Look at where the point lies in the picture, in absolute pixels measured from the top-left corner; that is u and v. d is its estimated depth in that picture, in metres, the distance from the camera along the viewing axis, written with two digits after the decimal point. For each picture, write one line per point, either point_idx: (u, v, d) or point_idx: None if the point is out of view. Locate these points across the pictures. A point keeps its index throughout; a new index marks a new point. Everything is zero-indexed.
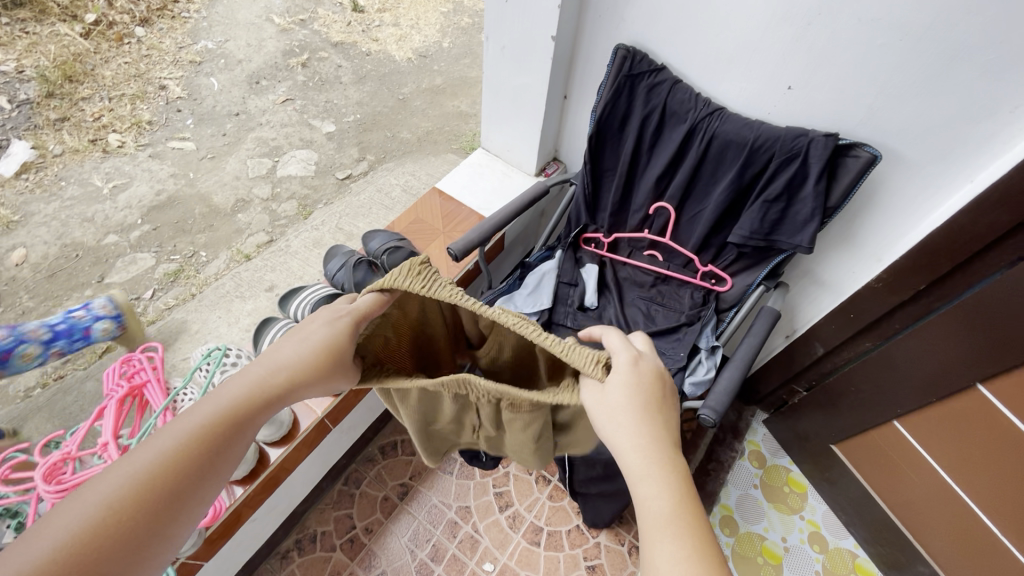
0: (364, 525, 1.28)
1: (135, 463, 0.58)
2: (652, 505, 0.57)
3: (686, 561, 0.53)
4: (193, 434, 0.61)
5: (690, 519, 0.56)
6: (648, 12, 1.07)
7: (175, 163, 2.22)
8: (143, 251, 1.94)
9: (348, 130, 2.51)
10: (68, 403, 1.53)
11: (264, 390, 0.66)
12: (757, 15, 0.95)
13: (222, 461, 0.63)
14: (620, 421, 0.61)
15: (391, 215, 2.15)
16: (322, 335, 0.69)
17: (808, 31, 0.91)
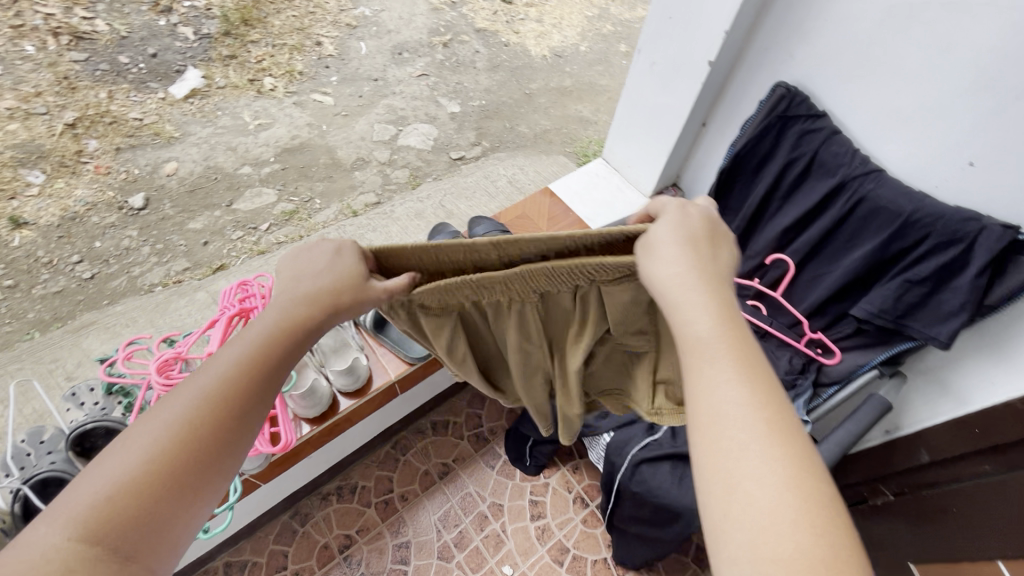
0: (401, 492, 1.31)
1: (147, 431, 0.59)
2: (723, 395, 0.57)
3: (767, 464, 0.53)
4: (201, 397, 0.61)
5: (769, 418, 0.56)
6: (824, 54, 1.00)
7: (313, 114, 2.41)
8: (269, 187, 2.13)
9: (470, 114, 2.58)
10: (181, 307, 1.69)
11: (277, 337, 0.67)
12: (954, 78, 0.85)
13: (271, 384, 0.66)
14: (682, 306, 0.63)
15: (492, 204, 2.19)
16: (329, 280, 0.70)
17: (1013, 107, 0.80)
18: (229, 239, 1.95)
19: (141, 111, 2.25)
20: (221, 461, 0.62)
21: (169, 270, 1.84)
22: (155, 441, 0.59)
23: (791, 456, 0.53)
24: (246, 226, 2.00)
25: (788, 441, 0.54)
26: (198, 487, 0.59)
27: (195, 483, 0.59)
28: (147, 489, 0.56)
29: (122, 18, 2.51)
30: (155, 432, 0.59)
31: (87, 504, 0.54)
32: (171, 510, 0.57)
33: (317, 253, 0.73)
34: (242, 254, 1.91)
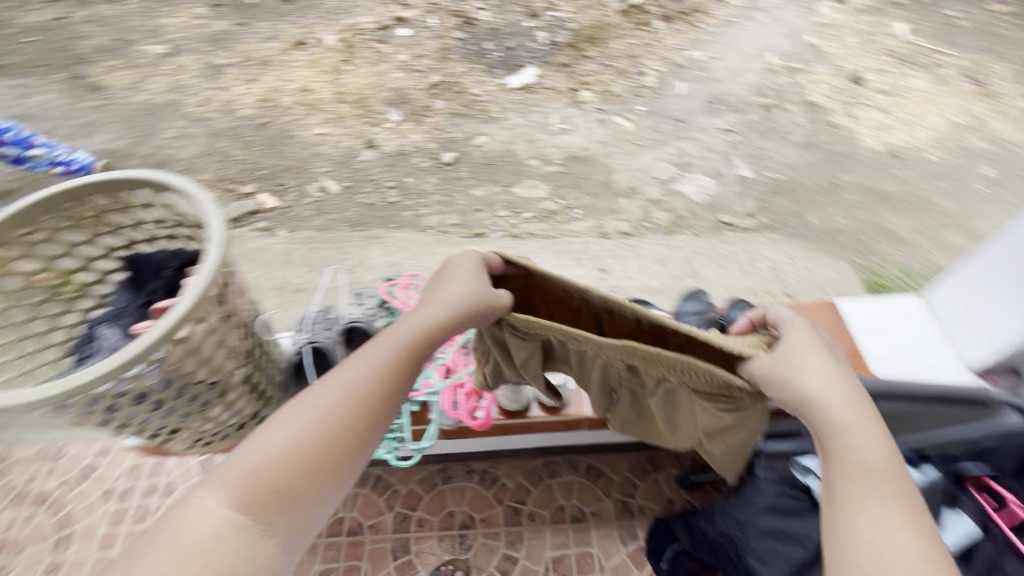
0: (530, 510, 1.29)
1: (295, 420, 0.67)
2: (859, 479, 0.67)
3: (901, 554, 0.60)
4: (343, 399, 0.70)
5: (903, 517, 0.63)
6: None
7: (609, 134, 2.54)
8: (545, 184, 2.33)
9: (760, 184, 2.39)
10: (439, 254, 1.98)
11: (403, 349, 0.77)
12: None
13: (390, 394, 0.74)
14: (826, 398, 0.74)
15: (742, 282, 2.00)
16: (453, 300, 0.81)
17: None
18: (495, 214, 2.20)
19: (481, 90, 2.68)
20: (347, 460, 0.68)
21: (443, 220, 2.16)
22: (301, 432, 0.66)
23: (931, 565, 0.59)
24: (512, 209, 2.22)
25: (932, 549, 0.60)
26: (326, 481, 0.66)
27: (324, 475, 0.66)
28: (290, 473, 0.64)
29: (502, 14, 3.03)
30: (301, 424, 0.67)
31: (246, 476, 0.62)
32: (302, 495, 0.64)
33: (445, 283, 0.85)
34: (499, 231, 2.13)
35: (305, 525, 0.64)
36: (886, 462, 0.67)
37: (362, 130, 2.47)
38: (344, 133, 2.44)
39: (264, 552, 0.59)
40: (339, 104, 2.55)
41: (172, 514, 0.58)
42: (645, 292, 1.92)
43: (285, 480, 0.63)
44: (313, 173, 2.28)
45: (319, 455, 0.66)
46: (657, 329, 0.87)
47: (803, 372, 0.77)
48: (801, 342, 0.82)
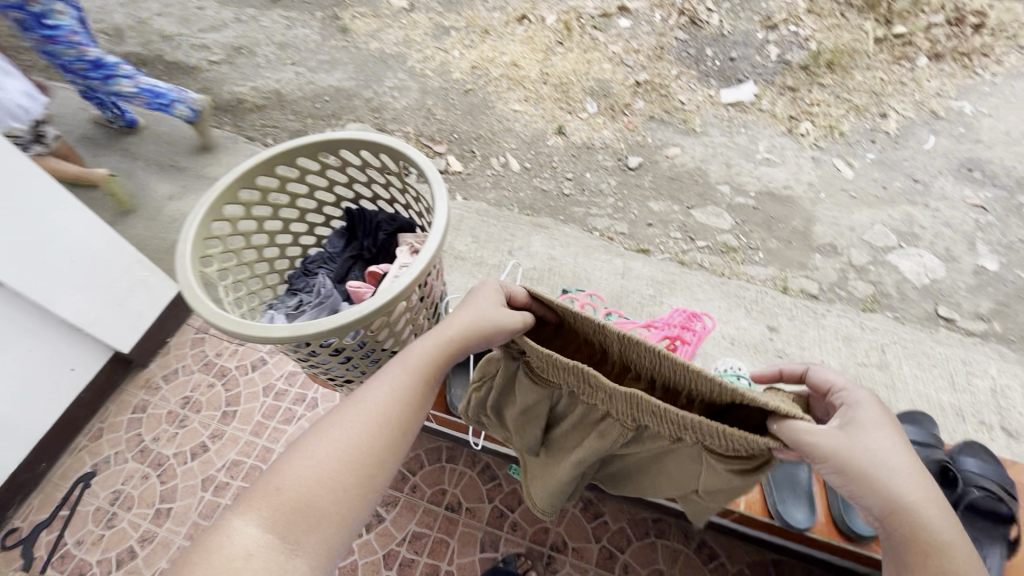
0: (627, 562, 1.22)
1: (322, 440, 0.67)
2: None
3: None
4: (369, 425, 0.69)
5: None
6: None
7: (821, 177, 2.22)
8: (730, 214, 2.12)
9: (1006, 283, 1.92)
10: (599, 261, 1.92)
11: (427, 371, 0.74)
12: None
13: (416, 411, 0.73)
14: (910, 486, 0.60)
15: (948, 395, 1.64)
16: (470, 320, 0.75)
17: None
18: (667, 234, 2.06)
19: (688, 98, 2.50)
20: (372, 481, 0.68)
21: (611, 226, 2.08)
22: (326, 457, 0.66)
23: None
24: (687, 233, 2.07)
25: None
26: (356, 502, 0.66)
27: (354, 495, 0.66)
28: (316, 494, 0.64)
29: (734, 19, 2.78)
30: (329, 448, 0.67)
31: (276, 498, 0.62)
32: (331, 516, 0.64)
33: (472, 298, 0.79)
34: (666, 253, 2.00)
35: (334, 546, 0.64)
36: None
37: (556, 115, 2.46)
38: (538, 114, 2.45)
39: (291, 573, 0.59)
40: (541, 84, 2.56)
41: (206, 534, 0.59)
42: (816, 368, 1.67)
43: (311, 504, 0.63)
44: (500, 147, 2.34)
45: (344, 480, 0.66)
46: (671, 386, 0.74)
47: (871, 447, 0.61)
48: (876, 420, 0.64)
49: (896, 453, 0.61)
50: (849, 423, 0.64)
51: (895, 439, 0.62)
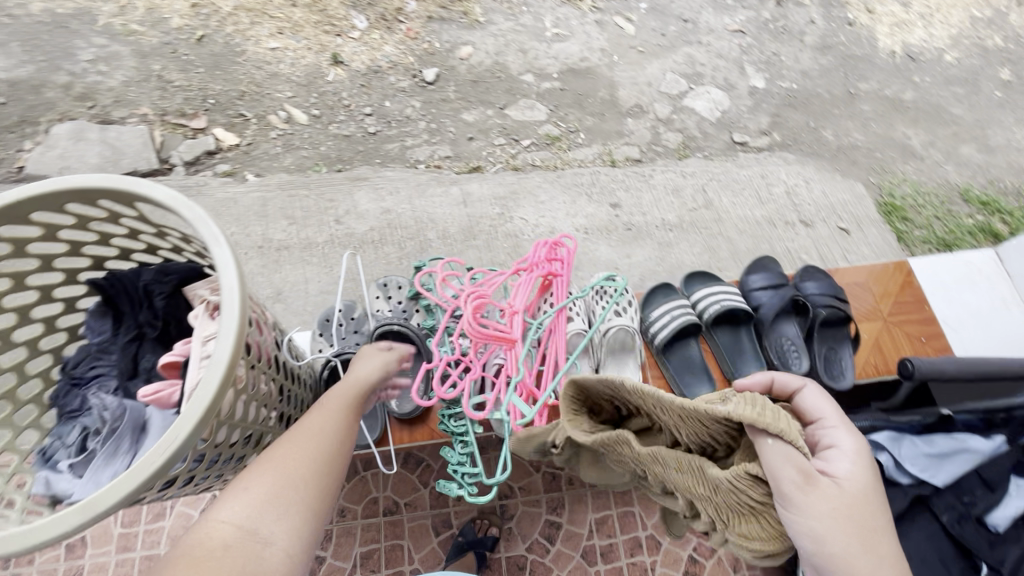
0: (570, 474, 1.27)
1: (286, 446, 0.60)
2: None
3: None
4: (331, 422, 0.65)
5: None
6: None
7: (610, 39, 2.24)
8: (542, 103, 2.07)
9: (773, 96, 2.21)
10: (435, 195, 1.78)
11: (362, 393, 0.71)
12: None
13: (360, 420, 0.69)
14: (850, 547, 0.55)
15: (758, 209, 1.90)
16: (379, 362, 0.74)
17: None
18: (491, 142, 1.96)
19: None
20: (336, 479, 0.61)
21: (434, 153, 1.92)
22: (291, 448, 0.60)
23: None
24: (509, 136, 1.99)
25: None
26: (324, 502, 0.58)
27: (319, 494, 0.58)
28: (287, 491, 0.56)
29: None
30: (292, 448, 0.60)
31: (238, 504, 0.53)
32: (304, 515, 0.56)
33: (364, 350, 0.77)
34: (498, 164, 1.91)
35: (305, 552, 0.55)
36: None
37: (325, 41, 2.08)
38: (303, 46, 2.06)
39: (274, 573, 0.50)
40: (291, 8, 2.12)
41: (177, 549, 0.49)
42: (659, 227, 1.81)
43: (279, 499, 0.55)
44: (274, 99, 1.95)
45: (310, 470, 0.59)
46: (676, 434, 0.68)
47: (824, 510, 0.55)
48: (846, 481, 0.58)
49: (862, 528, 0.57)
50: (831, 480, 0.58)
51: (868, 513, 0.57)
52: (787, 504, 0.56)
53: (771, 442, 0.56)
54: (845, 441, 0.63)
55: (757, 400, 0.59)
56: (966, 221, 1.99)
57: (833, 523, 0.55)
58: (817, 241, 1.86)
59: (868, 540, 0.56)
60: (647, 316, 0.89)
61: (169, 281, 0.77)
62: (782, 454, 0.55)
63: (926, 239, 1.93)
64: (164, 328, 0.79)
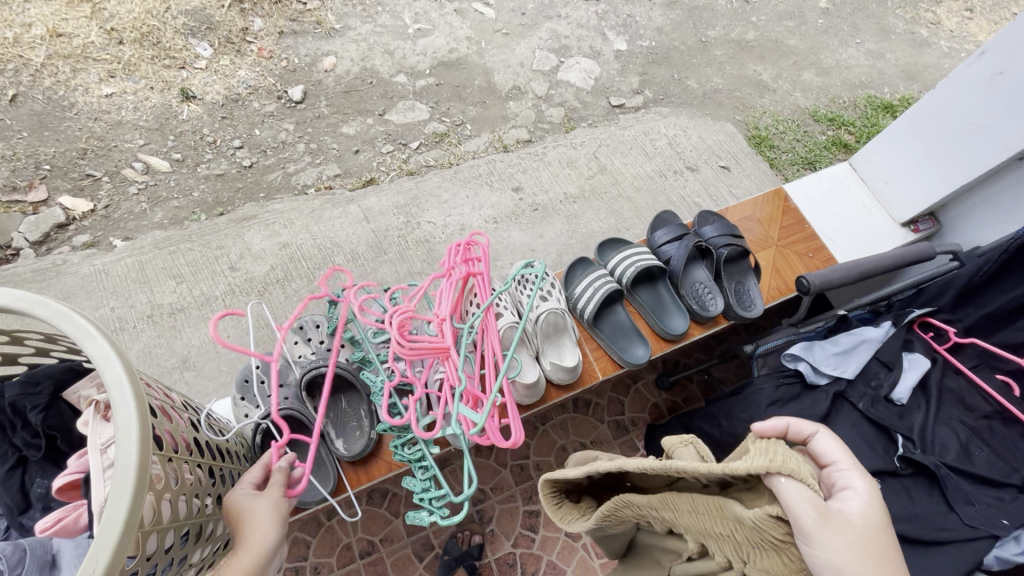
0: (536, 461, 1.29)
1: None
2: None
3: None
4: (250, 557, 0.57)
5: None
6: None
7: (473, 27, 2.24)
8: (422, 102, 2.03)
9: (637, 55, 2.32)
10: (334, 216, 1.70)
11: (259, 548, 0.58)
12: None
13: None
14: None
15: (649, 165, 2.01)
16: (265, 505, 0.62)
17: None
18: (379, 151, 1.89)
19: None
20: None
21: (321, 174, 1.82)
22: None
23: None
24: (396, 141, 1.93)
25: None
26: None
27: None
28: None
29: None
30: None
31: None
32: None
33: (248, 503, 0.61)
34: (391, 171, 1.85)
35: None
36: None
37: (168, 77, 1.89)
38: (143, 86, 1.86)
39: None
40: (118, 46, 1.89)
41: None
42: (563, 201, 1.86)
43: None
44: (124, 151, 1.75)
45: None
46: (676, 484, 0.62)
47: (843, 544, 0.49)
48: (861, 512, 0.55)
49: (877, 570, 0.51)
50: (841, 512, 0.53)
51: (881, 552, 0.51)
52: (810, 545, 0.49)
53: (785, 481, 0.50)
54: (858, 483, 0.58)
55: (779, 446, 0.55)
56: (821, 138, 2.22)
57: (857, 558, 0.49)
58: (705, 183, 2.00)
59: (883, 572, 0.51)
60: (571, 293, 0.91)
61: (42, 390, 0.68)
62: (798, 491, 0.49)
63: (794, 161, 2.14)
64: (50, 443, 0.70)
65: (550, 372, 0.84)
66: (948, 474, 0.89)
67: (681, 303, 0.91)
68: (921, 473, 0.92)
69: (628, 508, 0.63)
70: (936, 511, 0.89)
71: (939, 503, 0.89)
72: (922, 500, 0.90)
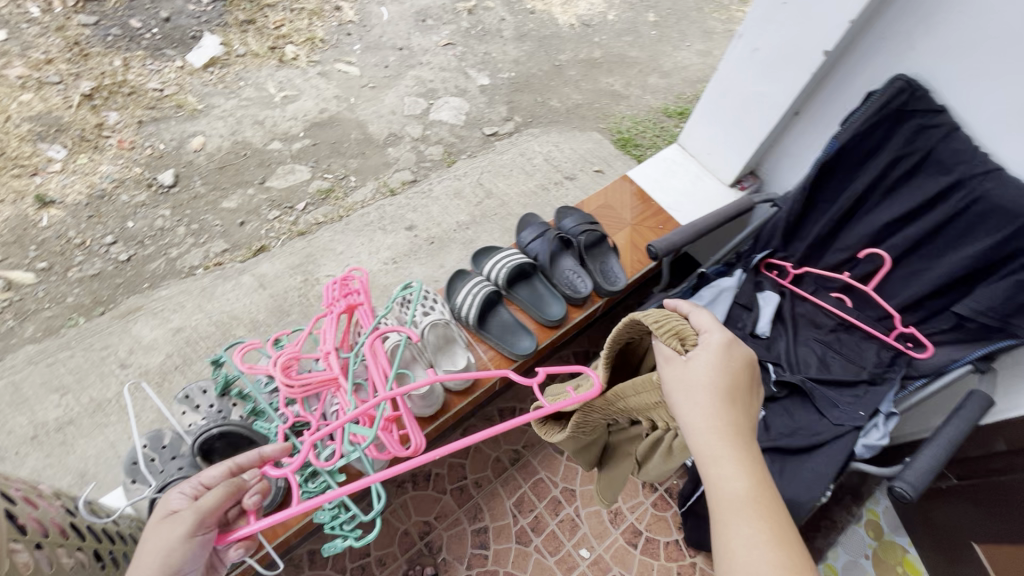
0: (474, 479, 1.30)
1: None
2: (726, 487, 0.63)
3: (761, 543, 0.59)
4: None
5: (768, 509, 0.61)
6: (961, 41, 0.83)
7: (340, 86, 2.32)
8: (301, 163, 2.06)
9: (501, 87, 2.50)
10: (227, 290, 1.67)
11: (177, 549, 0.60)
12: None
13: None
14: (694, 406, 0.67)
15: (530, 182, 2.15)
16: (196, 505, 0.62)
17: None
18: (266, 219, 1.89)
19: (160, 81, 2.16)
20: None
21: (208, 251, 1.78)
22: None
23: (778, 540, 0.59)
24: (282, 205, 1.93)
25: (777, 525, 0.60)
26: None
27: None
28: None
29: None
30: None
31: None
32: None
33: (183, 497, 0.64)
34: (282, 235, 1.85)
35: None
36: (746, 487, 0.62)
37: (19, 187, 1.80)
38: None
39: None
40: None
41: None
42: (457, 230, 1.94)
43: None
44: None
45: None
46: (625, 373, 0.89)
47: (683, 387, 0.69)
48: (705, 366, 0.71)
49: (705, 394, 0.69)
50: (687, 365, 0.71)
51: (712, 376, 0.69)
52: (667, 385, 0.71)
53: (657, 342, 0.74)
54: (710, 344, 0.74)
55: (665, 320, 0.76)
56: (677, 130, 2.48)
57: (695, 394, 0.68)
58: (584, 188, 2.16)
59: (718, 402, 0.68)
60: (454, 304, 0.97)
61: None
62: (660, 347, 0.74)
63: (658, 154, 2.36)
64: None
65: (445, 379, 0.90)
66: (813, 386, 1.02)
67: (556, 291, 1.00)
68: (794, 392, 1.05)
69: (594, 411, 0.88)
70: (812, 420, 1.01)
71: (813, 413, 1.01)
72: (800, 414, 1.02)
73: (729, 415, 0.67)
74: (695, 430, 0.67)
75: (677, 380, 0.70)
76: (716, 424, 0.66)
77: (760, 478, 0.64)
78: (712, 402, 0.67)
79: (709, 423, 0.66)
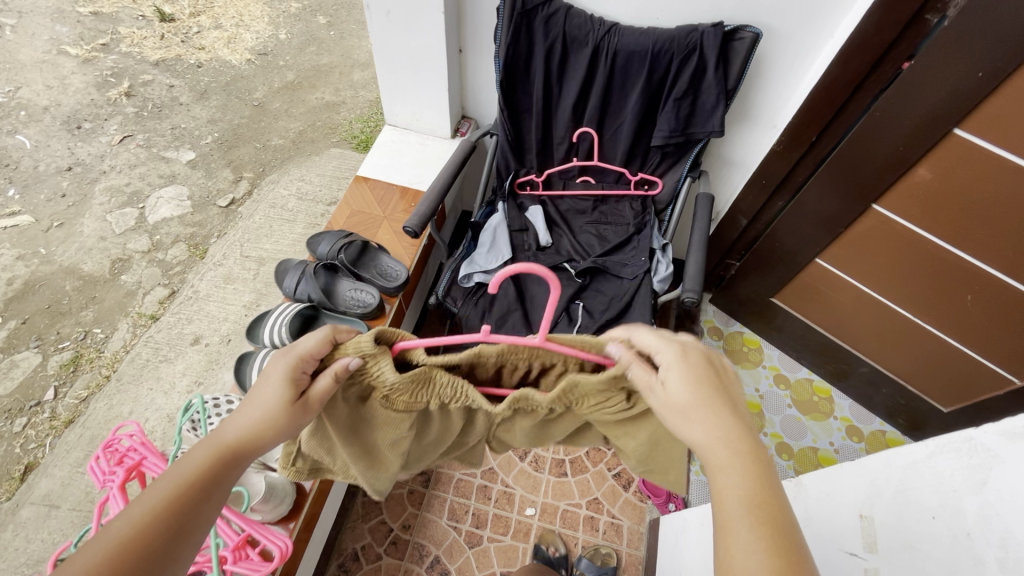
0: (401, 523, 1.24)
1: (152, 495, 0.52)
2: (729, 493, 0.50)
3: (764, 551, 0.46)
4: (204, 458, 0.56)
5: (770, 505, 0.49)
6: None
7: (17, 243, 1.89)
8: (21, 350, 1.66)
9: (211, 152, 2.26)
10: (7, 543, 1.32)
11: (222, 461, 0.56)
12: None
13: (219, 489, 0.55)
14: (692, 419, 0.53)
15: (296, 229, 2.02)
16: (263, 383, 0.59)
17: None
18: (13, 433, 1.50)
19: None
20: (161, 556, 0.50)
21: None
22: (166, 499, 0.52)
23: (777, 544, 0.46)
24: (25, 407, 1.55)
25: (777, 526, 0.47)
26: None
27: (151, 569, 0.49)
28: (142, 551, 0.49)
29: None
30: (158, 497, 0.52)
31: None
32: None
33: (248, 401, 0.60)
34: (46, 438, 1.50)
35: None
36: (754, 493, 0.49)
37: None
38: None
39: None
40: None
41: None
42: (249, 313, 1.76)
43: None
44: None
45: (155, 541, 0.50)
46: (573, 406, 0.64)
47: (673, 401, 0.54)
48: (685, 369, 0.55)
49: (693, 395, 0.54)
50: (672, 377, 0.55)
51: (705, 386, 0.55)
52: (670, 414, 0.55)
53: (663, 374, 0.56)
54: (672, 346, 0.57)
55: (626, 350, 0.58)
56: None
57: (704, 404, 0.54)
58: None
59: (709, 405, 0.54)
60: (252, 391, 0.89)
61: None
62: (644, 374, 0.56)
63: None
64: None
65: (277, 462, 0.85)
66: (603, 261, 1.15)
67: (349, 316, 0.96)
68: (595, 274, 1.17)
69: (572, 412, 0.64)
70: (616, 286, 1.15)
71: (614, 280, 1.15)
72: (607, 286, 1.16)
73: (742, 436, 0.53)
74: (694, 447, 0.54)
75: (663, 406, 0.55)
76: (728, 432, 0.53)
77: (752, 473, 0.50)
78: (712, 416, 0.53)
79: (713, 441, 0.52)
